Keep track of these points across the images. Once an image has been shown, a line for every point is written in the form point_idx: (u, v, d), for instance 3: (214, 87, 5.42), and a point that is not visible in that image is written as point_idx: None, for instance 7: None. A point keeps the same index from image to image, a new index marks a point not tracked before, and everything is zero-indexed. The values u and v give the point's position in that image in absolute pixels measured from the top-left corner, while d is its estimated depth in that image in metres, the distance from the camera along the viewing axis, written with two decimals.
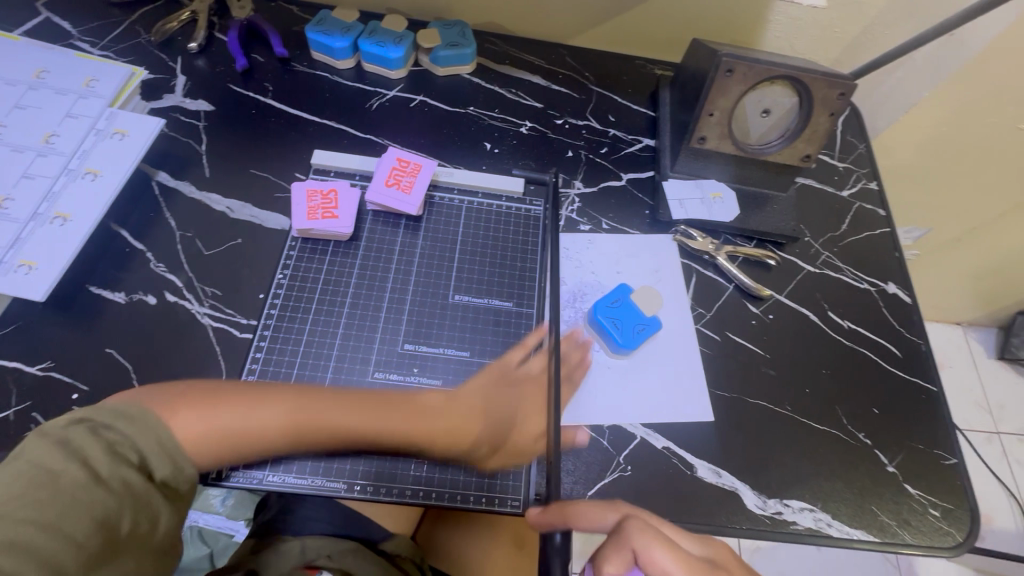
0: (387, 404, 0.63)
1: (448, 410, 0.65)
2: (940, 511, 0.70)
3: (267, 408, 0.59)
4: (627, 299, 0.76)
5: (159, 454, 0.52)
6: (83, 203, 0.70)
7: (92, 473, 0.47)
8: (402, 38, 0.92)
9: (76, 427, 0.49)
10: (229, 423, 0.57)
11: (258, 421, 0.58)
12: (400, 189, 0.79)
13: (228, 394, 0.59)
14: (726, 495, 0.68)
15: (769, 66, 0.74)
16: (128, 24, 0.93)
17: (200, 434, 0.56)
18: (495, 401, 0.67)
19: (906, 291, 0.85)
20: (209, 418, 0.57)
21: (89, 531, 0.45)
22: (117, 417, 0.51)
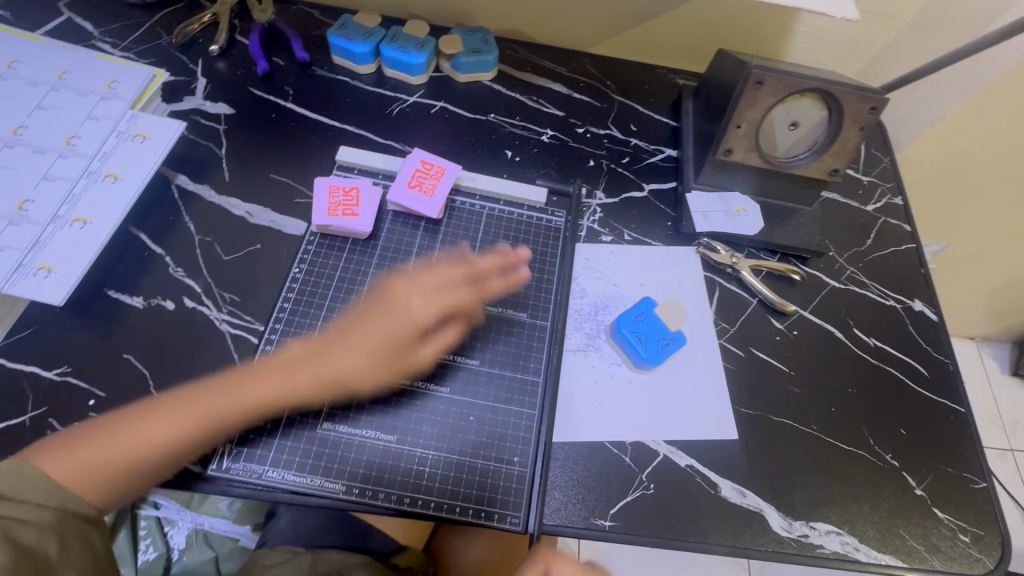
0: (268, 371, 0.64)
1: (321, 346, 0.66)
2: (970, 537, 0.69)
3: (137, 423, 0.59)
4: (650, 313, 0.75)
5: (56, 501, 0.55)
6: (103, 205, 0.69)
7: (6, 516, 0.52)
8: (424, 44, 0.91)
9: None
10: (109, 452, 0.58)
11: (144, 431, 0.59)
12: (422, 190, 0.77)
13: (93, 432, 0.58)
14: (751, 517, 0.67)
15: (799, 78, 0.73)
16: (149, 25, 0.92)
17: (91, 476, 0.57)
18: (378, 335, 0.67)
19: (932, 309, 0.84)
20: (89, 453, 0.57)
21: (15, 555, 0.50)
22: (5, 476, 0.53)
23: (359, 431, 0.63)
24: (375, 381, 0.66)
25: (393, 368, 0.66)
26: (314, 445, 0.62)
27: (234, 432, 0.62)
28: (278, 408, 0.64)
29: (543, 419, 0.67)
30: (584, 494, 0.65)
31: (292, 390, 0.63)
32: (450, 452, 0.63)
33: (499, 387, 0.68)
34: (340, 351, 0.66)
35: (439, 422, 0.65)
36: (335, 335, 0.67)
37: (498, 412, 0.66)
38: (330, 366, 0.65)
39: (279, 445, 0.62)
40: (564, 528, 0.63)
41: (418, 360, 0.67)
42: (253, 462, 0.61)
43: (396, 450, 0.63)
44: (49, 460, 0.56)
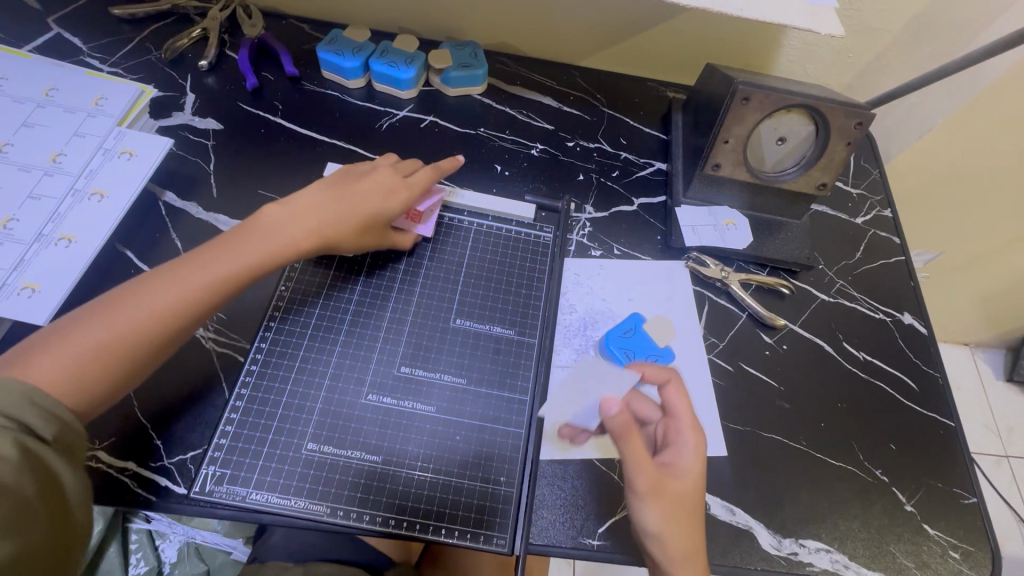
0: (254, 237, 0.65)
1: (314, 207, 0.69)
2: (960, 553, 0.68)
3: (129, 302, 0.58)
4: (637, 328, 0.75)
5: (33, 410, 0.50)
6: (89, 224, 0.69)
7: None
8: (414, 58, 0.91)
9: None
10: (100, 340, 0.56)
11: (137, 313, 0.57)
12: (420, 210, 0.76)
13: (78, 324, 0.56)
14: (740, 534, 0.66)
15: (785, 94, 0.73)
16: (139, 41, 0.92)
17: (78, 375, 0.54)
18: (353, 189, 0.72)
19: (921, 322, 0.84)
20: (75, 343, 0.55)
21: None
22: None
23: (345, 452, 0.63)
24: (362, 401, 0.66)
25: (370, 238, 0.72)
26: (299, 467, 0.62)
27: (217, 454, 0.61)
28: (262, 429, 0.63)
29: (530, 437, 0.66)
30: (572, 513, 0.64)
31: (287, 224, 0.67)
32: (436, 471, 0.63)
33: (486, 406, 0.68)
34: (334, 211, 0.69)
35: (425, 441, 0.64)
36: (327, 194, 0.70)
37: (485, 431, 0.66)
38: (325, 217, 0.69)
39: (263, 467, 0.61)
40: (552, 548, 0.62)
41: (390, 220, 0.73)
42: (236, 485, 0.60)
43: (381, 471, 0.62)
44: (30, 364, 0.53)
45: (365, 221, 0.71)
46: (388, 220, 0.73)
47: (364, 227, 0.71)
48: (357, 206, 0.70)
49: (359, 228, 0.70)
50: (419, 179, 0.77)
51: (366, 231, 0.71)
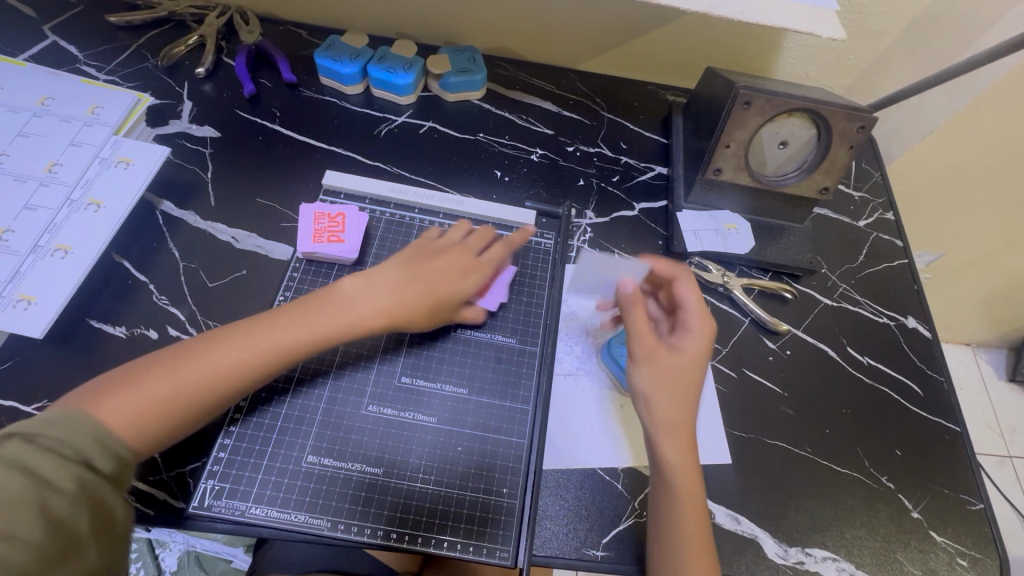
0: (327, 311, 0.63)
1: (386, 284, 0.66)
2: (968, 561, 0.68)
3: (203, 355, 0.58)
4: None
5: (99, 446, 0.49)
6: (85, 234, 0.68)
7: (36, 478, 0.44)
8: (412, 63, 0.90)
9: (4, 441, 0.45)
10: (168, 390, 0.56)
11: (206, 368, 0.57)
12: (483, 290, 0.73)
13: (155, 367, 0.57)
14: (745, 543, 0.66)
15: (787, 98, 0.72)
16: (135, 48, 0.92)
17: (141, 421, 0.54)
18: (428, 268, 0.69)
19: (925, 325, 0.83)
20: (148, 389, 0.55)
21: (44, 533, 0.43)
22: (47, 424, 0.47)
23: (345, 465, 0.62)
24: (362, 412, 0.65)
25: (436, 316, 0.68)
26: (298, 480, 0.61)
27: (215, 468, 0.60)
28: (260, 442, 0.62)
29: (532, 447, 0.66)
30: (576, 523, 0.64)
31: (362, 301, 0.65)
32: (437, 483, 0.62)
33: (488, 416, 0.67)
34: (407, 290, 0.66)
35: (426, 452, 0.64)
36: (403, 275, 0.67)
37: (487, 441, 0.65)
38: (395, 293, 0.66)
39: (262, 480, 0.61)
40: (556, 559, 0.61)
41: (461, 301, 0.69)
42: (235, 499, 0.60)
43: (382, 484, 0.61)
44: (103, 403, 0.53)
45: (432, 302, 0.67)
46: (459, 301, 0.69)
47: (431, 308, 0.67)
48: (427, 286, 0.67)
49: (426, 310, 0.66)
50: (493, 254, 0.74)
51: (434, 312, 0.67)
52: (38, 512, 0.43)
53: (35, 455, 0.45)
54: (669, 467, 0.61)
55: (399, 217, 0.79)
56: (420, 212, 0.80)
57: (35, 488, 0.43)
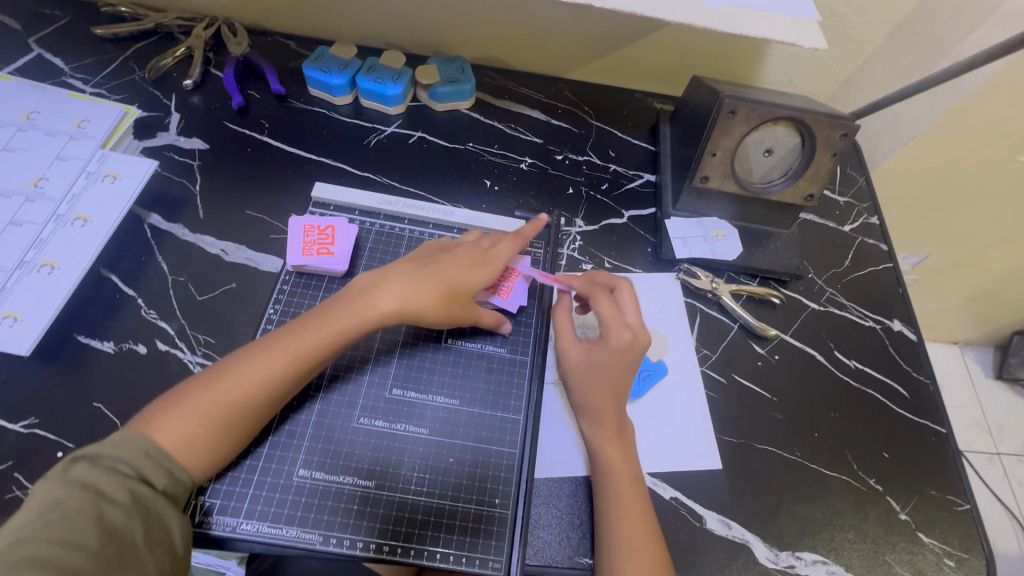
0: (344, 308, 0.63)
1: (404, 279, 0.65)
2: (955, 561, 0.68)
3: (233, 372, 0.59)
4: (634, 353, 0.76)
5: (150, 463, 0.54)
6: (72, 249, 0.68)
7: (96, 492, 0.50)
8: (400, 74, 0.91)
9: (72, 464, 0.52)
10: (210, 406, 0.57)
11: (241, 381, 0.58)
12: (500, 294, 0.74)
13: (189, 389, 0.58)
14: (737, 548, 0.66)
15: (771, 107, 0.73)
16: (121, 60, 0.91)
17: (189, 440, 0.56)
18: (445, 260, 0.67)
19: (911, 328, 0.84)
20: (188, 411, 0.56)
21: (102, 540, 0.48)
22: (106, 445, 0.53)
23: (337, 478, 0.62)
24: (353, 425, 0.65)
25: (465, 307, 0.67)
26: (290, 494, 0.61)
27: (206, 484, 0.60)
28: (251, 456, 0.62)
29: (524, 457, 0.66)
30: (569, 532, 0.64)
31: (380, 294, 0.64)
32: (429, 495, 0.62)
33: (480, 426, 0.67)
34: (428, 281, 0.65)
35: (419, 463, 0.64)
36: (422, 267, 0.66)
37: (480, 452, 0.66)
38: (418, 285, 0.65)
39: (253, 495, 0.60)
40: (549, 568, 0.61)
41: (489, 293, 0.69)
42: (226, 515, 0.59)
43: (374, 496, 0.61)
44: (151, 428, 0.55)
45: (456, 297, 0.66)
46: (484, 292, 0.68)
47: (455, 303, 0.66)
48: (447, 276, 0.65)
49: (451, 305, 0.66)
50: (505, 249, 0.69)
51: (460, 307, 0.66)
52: (97, 522, 0.49)
53: (95, 472, 0.51)
54: (591, 454, 0.64)
55: (389, 228, 0.79)
56: (410, 223, 0.80)
57: (95, 501, 0.49)
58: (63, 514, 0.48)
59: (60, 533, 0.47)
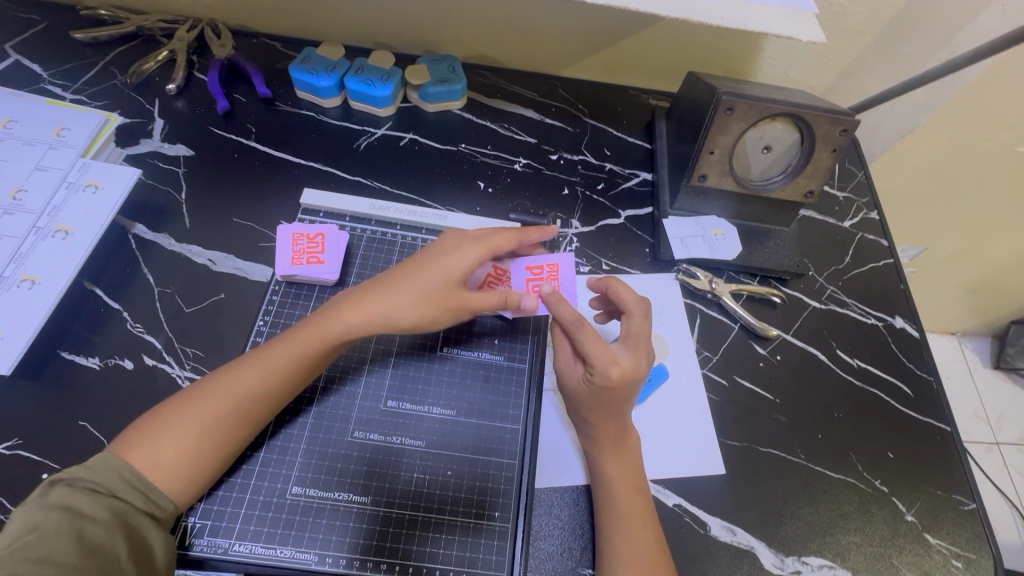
0: (316, 323, 0.62)
1: (378, 286, 0.64)
2: (962, 562, 0.68)
3: (207, 394, 0.58)
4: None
5: (127, 485, 0.53)
6: (53, 263, 0.66)
7: (75, 512, 0.49)
8: (390, 74, 0.89)
9: (48, 488, 0.51)
10: (184, 429, 0.56)
11: (214, 403, 0.57)
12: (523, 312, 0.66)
13: (164, 414, 0.57)
14: (742, 554, 0.65)
15: (769, 104, 0.72)
16: (102, 65, 0.89)
17: (165, 464, 0.54)
18: (419, 260, 0.64)
19: (913, 325, 0.83)
20: (163, 436, 0.55)
21: (82, 557, 0.47)
22: (83, 467, 0.53)
23: (331, 495, 0.60)
24: (348, 440, 0.63)
25: (448, 300, 0.62)
26: (284, 514, 0.59)
27: (196, 505, 0.58)
28: (242, 474, 0.60)
29: (524, 467, 0.64)
30: (571, 543, 0.62)
31: (353, 304, 0.63)
32: (426, 510, 0.61)
33: (477, 437, 0.66)
34: (405, 282, 0.62)
35: (414, 478, 0.62)
36: (398, 272, 0.64)
37: (478, 463, 0.64)
38: (394, 289, 0.62)
39: (247, 515, 0.59)
40: None
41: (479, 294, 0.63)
42: (218, 536, 0.58)
43: (370, 513, 0.60)
44: (127, 456, 0.54)
45: (441, 285, 0.62)
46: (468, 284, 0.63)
47: (442, 294, 0.62)
48: (420, 274, 0.63)
49: (436, 295, 0.62)
50: (500, 238, 0.66)
51: (449, 294, 0.62)
52: (77, 540, 0.48)
53: (74, 494, 0.50)
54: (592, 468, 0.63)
55: (381, 233, 0.78)
56: (402, 228, 0.79)
57: (73, 520, 0.49)
58: (43, 534, 0.47)
59: (40, 552, 0.46)
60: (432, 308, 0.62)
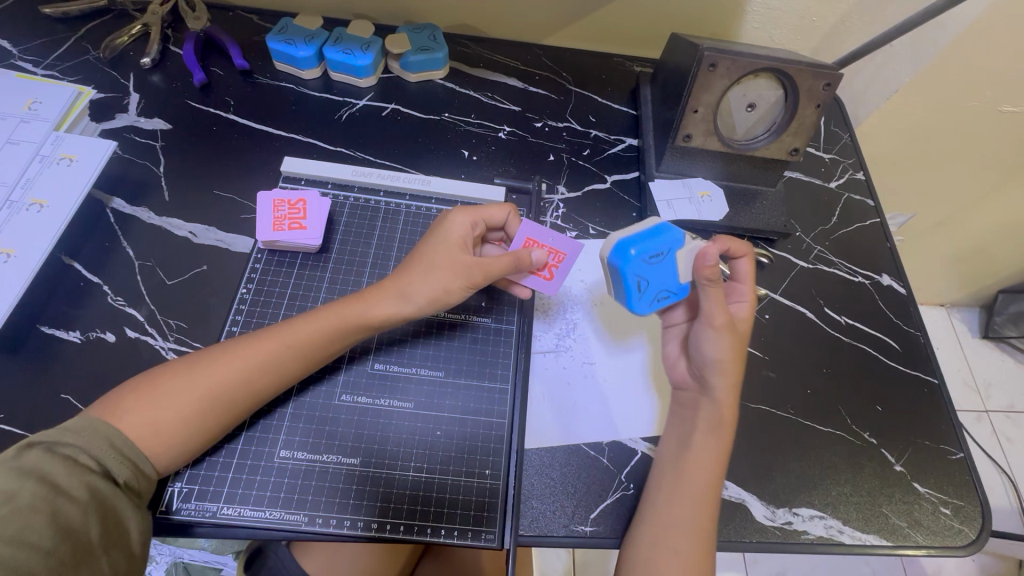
0: (334, 306, 0.62)
1: (399, 268, 0.64)
2: (951, 509, 0.68)
3: (212, 361, 0.58)
4: (667, 240, 0.63)
5: (114, 455, 0.52)
6: (29, 236, 0.65)
7: (52, 486, 0.48)
8: (369, 44, 0.87)
9: (27, 452, 0.50)
10: (186, 394, 0.56)
11: (218, 372, 0.57)
12: (538, 273, 0.67)
13: (162, 379, 0.57)
14: (734, 508, 0.65)
15: (752, 58, 0.71)
16: (74, 40, 0.87)
17: (160, 429, 0.54)
18: (427, 243, 0.64)
19: (900, 282, 0.84)
20: (162, 402, 0.55)
21: (55, 539, 0.46)
22: (65, 432, 0.52)
23: (322, 458, 0.60)
24: (336, 403, 0.63)
25: (455, 278, 0.61)
26: (273, 477, 0.59)
27: (183, 469, 0.58)
28: (230, 439, 0.60)
29: (514, 428, 0.64)
30: (563, 500, 0.62)
31: (370, 295, 0.62)
32: (419, 469, 0.61)
33: (467, 398, 0.65)
34: (415, 267, 0.63)
35: (405, 438, 0.62)
36: (410, 259, 0.64)
37: (468, 424, 0.64)
38: (408, 278, 0.62)
39: (235, 478, 0.58)
40: (544, 538, 0.60)
41: (486, 265, 0.62)
42: (205, 501, 0.57)
43: (361, 473, 0.60)
44: (123, 419, 0.54)
45: (447, 260, 0.62)
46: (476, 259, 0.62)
47: (449, 260, 0.62)
48: (427, 255, 0.63)
49: (446, 262, 0.62)
50: (496, 210, 0.66)
51: (455, 258, 0.62)
52: (51, 519, 0.47)
53: (54, 463, 0.49)
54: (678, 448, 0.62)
55: (364, 201, 0.77)
56: (386, 195, 0.78)
57: (50, 496, 0.47)
58: (16, 508, 0.46)
59: (12, 529, 0.45)
60: (441, 287, 0.61)
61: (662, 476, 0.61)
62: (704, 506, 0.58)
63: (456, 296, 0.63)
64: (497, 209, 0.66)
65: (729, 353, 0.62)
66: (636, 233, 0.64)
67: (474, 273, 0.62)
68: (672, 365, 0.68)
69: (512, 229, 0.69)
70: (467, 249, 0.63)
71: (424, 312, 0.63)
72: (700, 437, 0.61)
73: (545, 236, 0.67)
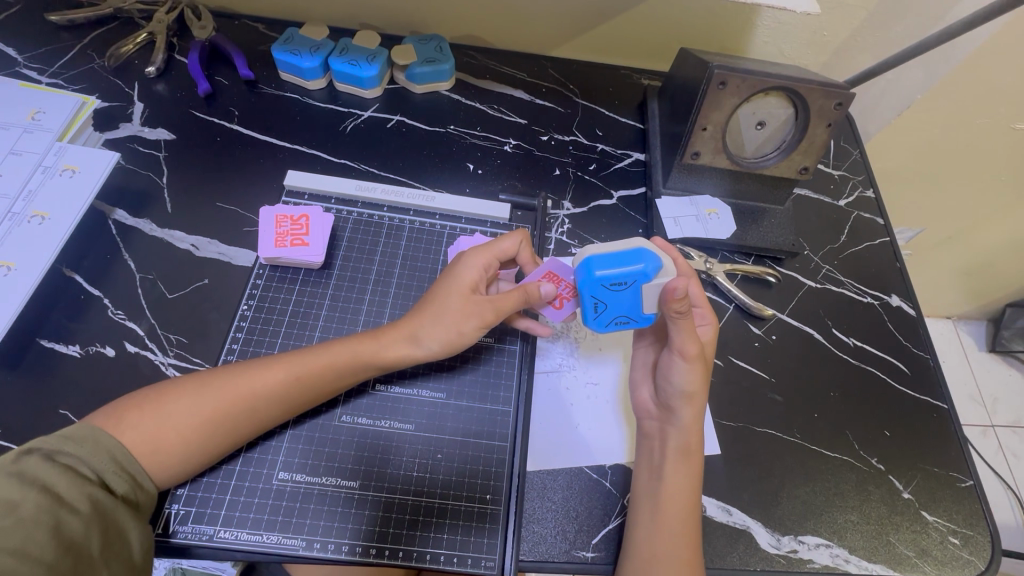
0: (346, 341, 0.61)
1: (412, 310, 0.63)
2: (960, 538, 0.67)
3: (219, 382, 0.57)
4: (634, 270, 0.58)
5: (114, 469, 0.52)
6: (30, 248, 0.64)
7: (54, 497, 0.47)
8: (375, 55, 0.86)
9: (25, 458, 0.49)
10: (190, 414, 0.55)
11: (224, 397, 0.56)
12: (552, 303, 0.65)
13: (167, 394, 0.56)
14: (738, 534, 0.64)
15: (763, 77, 0.70)
16: (80, 48, 0.87)
17: (161, 447, 0.54)
18: (439, 283, 0.63)
19: (909, 303, 0.82)
20: (167, 419, 0.55)
21: (58, 552, 0.45)
22: (64, 440, 0.51)
23: (320, 480, 0.59)
24: (336, 423, 0.62)
25: (466, 320, 0.60)
26: (271, 500, 0.58)
27: (181, 490, 0.57)
28: (228, 460, 0.59)
29: (517, 450, 0.63)
30: (564, 524, 0.61)
31: (380, 336, 0.62)
32: (417, 493, 0.60)
33: (468, 420, 0.65)
34: (426, 309, 0.62)
35: (405, 461, 0.61)
36: (423, 301, 0.63)
37: (470, 446, 0.63)
38: (419, 321, 0.61)
39: (231, 502, 0.58)
40: (545, 564, 0.59)
41: (494, 304, 0.61)
42: (202, 523, 0.57)
43: (359, 496, 0.59)
44: (125, 434, 0.54)
45: (458, 304, 0.61)
46: (486, 299, 0.61)
47: (459, 303, 0.61)
48: (438, 297, 0.62)
49: (456, 304, 0.61)
50: (507, 246, 0.65)
51: (466, 301, 0.61)
52: (53, 531, 0.46)
53: (54, 473, 0.49)
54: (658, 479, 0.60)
55: (368, 216, 0.76)
56: (390, 210, 0.77)
57: (53, 507, 0.47)
58: (19, 520, 0.45)
59: (14, 542, 0.44)
60: (452, 329, 0.61)
61: (642, 504, 0.60)
62: (689, 539, 0.58)
63: (471, 336, 0.62)
64: (508, 246, 0.65)
65: (698, 385, 0.61)
66: (605, 254, 0.60)
67: (483, 313, 0.60)
68: (638, 388, 0.67)
69: (523, 260, 0.67)
70: (479, 290, 0.62)
71: (439, 356, 0.62)
72: (676, 466, 0.60)
73: (569, 273, 0.64)
